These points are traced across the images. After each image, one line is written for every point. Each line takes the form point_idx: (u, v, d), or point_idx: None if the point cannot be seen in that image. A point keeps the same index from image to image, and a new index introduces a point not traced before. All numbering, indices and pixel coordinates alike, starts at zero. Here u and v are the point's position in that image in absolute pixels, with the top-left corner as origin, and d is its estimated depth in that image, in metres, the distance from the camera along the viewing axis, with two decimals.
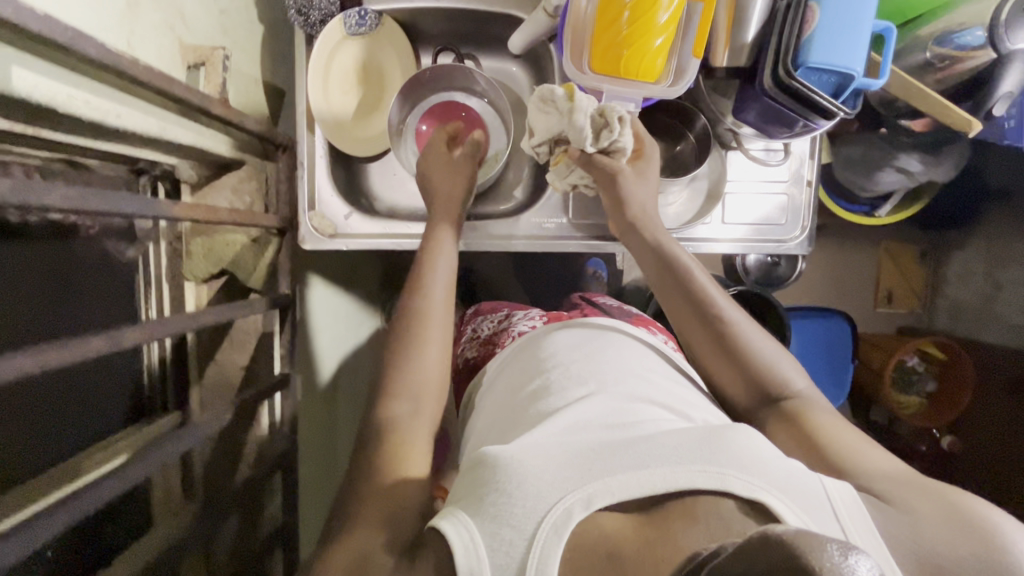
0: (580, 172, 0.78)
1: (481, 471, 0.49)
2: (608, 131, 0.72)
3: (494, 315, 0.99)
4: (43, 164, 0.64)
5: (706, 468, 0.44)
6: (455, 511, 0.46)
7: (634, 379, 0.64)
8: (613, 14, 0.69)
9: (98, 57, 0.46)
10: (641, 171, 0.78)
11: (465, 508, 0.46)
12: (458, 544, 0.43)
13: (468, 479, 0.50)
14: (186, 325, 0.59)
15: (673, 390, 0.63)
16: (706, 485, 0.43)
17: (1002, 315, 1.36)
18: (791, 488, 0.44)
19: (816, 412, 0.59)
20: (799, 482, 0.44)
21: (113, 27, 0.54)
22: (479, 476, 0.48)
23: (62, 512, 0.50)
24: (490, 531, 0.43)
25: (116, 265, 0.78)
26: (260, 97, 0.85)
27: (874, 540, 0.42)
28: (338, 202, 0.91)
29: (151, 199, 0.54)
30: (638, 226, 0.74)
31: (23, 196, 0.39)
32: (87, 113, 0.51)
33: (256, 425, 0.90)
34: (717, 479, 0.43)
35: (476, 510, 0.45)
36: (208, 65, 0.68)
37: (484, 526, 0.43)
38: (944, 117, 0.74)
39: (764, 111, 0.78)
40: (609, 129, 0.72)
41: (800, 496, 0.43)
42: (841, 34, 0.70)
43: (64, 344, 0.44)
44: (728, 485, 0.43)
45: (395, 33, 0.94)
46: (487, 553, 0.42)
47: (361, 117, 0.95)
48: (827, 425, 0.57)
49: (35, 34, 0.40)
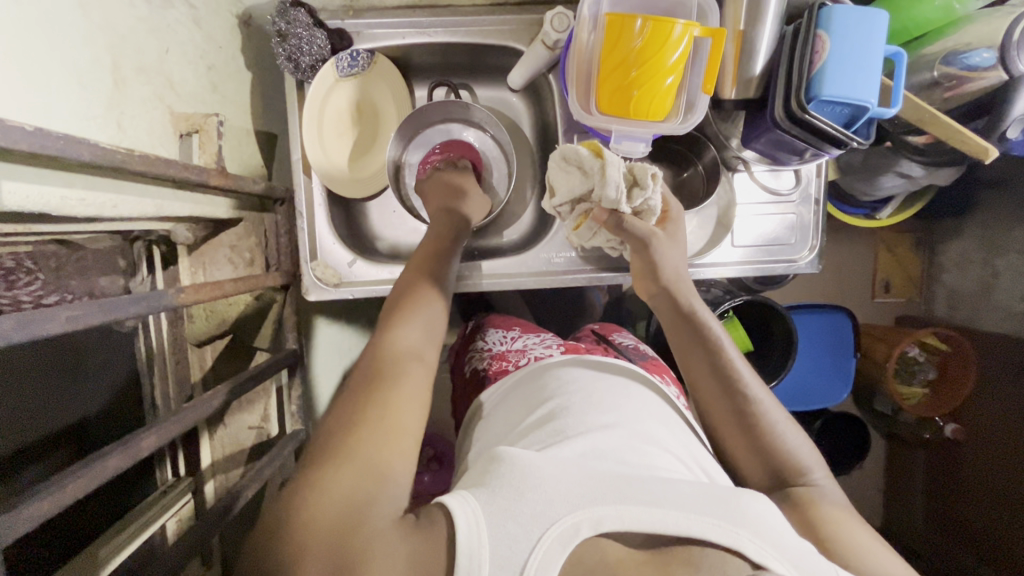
0: (604, 234, 0.76)
1: (496, 468, 0.51)
2: (640, 189, 0.71)
3: (507, 332, 0.96)
4: (34, 250, 0.60)
5: (721, 524, 0.46)
6: (464, 493, 0.48)
7: (648, 419, 0.64)
8: (621, 56, 0.66)
9: (94, 159, 0.43)
10: (672, 233, 0.76)
11: (474, 493, 0.48)
12: (462, 522, 0.45)
13: (480, 473, 0.52)
14: (200, 415, 0.57)
15: (683, 440, 0.63)
16: (718, 539, 0.46)
17: (999, 302, 1.35)
18: (801, 559, 0.46)
19: (819, 501, 0.59)
20: (812, 560, 0.46)
21: (100, 113, 0.51)
22: (493, 471, 0.50)
23: None
24: (496, 523, 0.45)
25: (117, 339, 0.75)
26: (251, 148, 0.82)
27: None
28: (341, 249, 0.88)
29: (154, 291, 0.51)
30: (672, 292, 0.72)
31: (27, 331, 0.37)
32: (82, 210, 0.48)
33: (270, 484, 0.88)
34: (730, 535, 0.46)
35: (485, 497, 0.47)
36: (203, 134, 0.65)
37: (491, 519, 0.45)
38: (959, 143, 0.73)
39: (774, 142, 0.77)
40: (641, 188, 0.71)
41: (807, 568, 0.46)
42: (854, 64, 0.68)
43: (82, 474, 0.41)
44: (740, 544, 0.45)
45: (388, 71, 0.90)
46: (488, 543, 0.44)
47: (358, 159, 0.92)
48: (834, 518, 0.58)
49: (27, 152, 0.37)
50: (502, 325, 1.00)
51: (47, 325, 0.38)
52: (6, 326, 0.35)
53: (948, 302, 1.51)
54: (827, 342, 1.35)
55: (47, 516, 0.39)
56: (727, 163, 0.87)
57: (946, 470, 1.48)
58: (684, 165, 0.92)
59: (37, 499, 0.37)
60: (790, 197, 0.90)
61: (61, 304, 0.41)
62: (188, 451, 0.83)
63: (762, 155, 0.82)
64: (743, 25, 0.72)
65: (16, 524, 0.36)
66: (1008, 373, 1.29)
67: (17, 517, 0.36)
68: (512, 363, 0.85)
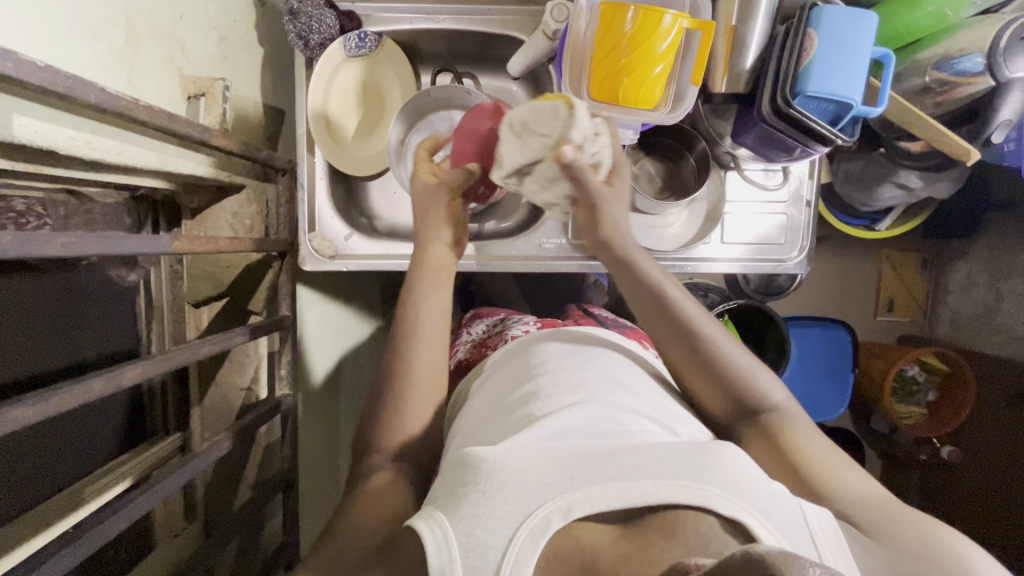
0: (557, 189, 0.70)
1: (464, 470, 0.51)
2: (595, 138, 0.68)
3: (490, 318, 1.02)
4: (45, 197, 0.63)
5: (689, 484, 0.46)
6: (432, 512, 0.48)
7: (622, 389, 0.64)
8: (612, 43, 0.69)
9: (99, 102, 0.45)
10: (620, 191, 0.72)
11: (442, 509, 0.48)
12: (431, 540, 0.45)
13: (451, 478, 0.52)
14: (187, 360, 0.59)
15: (661, 404, 0.64)
16: (688, 500, 0.45)
17: (1003, 326, 1.33)
18: (770, 510, 0.46)
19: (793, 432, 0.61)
20: (783, 508, 0.46)
21: (112, 66, 0.55)
22: (462, 475, 0.50)
23: (83, 540, 0.49)
24: (464, 531, 0.45)
25: (118, 292, 0.79)
26: (258, 120, 0.85)
27: (844, 561, 0.45)
28: (339, 223, 0.91)
29: (154, 235, 0.54)
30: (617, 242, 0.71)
31: (23, 248, 0.40)
32: (87, 153, 0.52)
33: (255, 448, 0.90)
34: (699, 494, 0.45)
35: (453, 510, 0.47)
36: (208, 97, 0.69)
37: (459, 526, 0.45)
38: (942, 144, 0.76)
39: (762, 137, 0.79)
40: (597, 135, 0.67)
41: (781, 518, 0.45)
42: (839, 63, 0.70)
43: (67, 391, 0.44)
44: (710, 502, 0.44)
45: (395, 56, 0.93)
46: (459, 552, 0.44)
47: (360, 138, 0.95)
48: (803, 439, 0.60)
49: (36, 86, 0.40)
50: (488, 314, 1.06)
51: (43, 246, 0.41)
52: (4, 241, 0.38)
53: (951, 324, 1.50)
54: (823, 355, 1.34)
55: (30, 423, 0.41)
56: (718, 159, 0.89)
57: (942, 492, 1.45)
58: (676, 160, 0.93)
59: (21, 405, 0.40)
60: (782, 197, 0.91)
61: (59, 231, 0.43)
62: (179, 405, 0.87)
63: (753, 151, 0.84)
64: (734, 20, 0.74)
65: (6, 421, 0.39)
66: (1007, 397, 1.27)
67: (2, 417, 0.38)
68: (493, 346, 0.91)
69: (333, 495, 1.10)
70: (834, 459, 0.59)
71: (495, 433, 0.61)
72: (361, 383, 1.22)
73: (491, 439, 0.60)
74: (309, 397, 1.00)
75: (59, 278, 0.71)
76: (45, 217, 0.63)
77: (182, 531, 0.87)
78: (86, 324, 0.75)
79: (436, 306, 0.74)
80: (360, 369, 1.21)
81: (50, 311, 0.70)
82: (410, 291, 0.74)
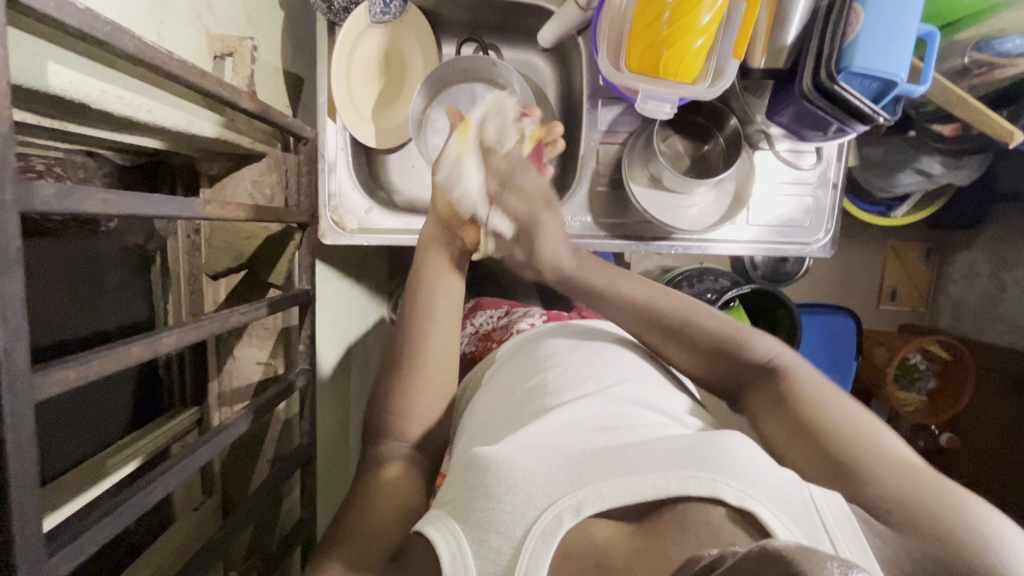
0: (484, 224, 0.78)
1: (472, 471, 0.48)
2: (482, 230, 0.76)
3: (496, 310, 1.01)
4: (64, 157, 0.60)
5: (698, 474, 0.43)
6: (444, 518, 0.45)
7: (631, 383, 0.61)
8: (654, 14, 0.68)
9: (136, 52, 0.42)
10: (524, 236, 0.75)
11: (454, 516, 0.45)
12: (445, 550, 0.43)
13: (459, 478, 0.49)
14: (217, 330, 0.57)
15: (667, 397, 0.61)
16: (697, 492, 0.42)
17: (1006, 316, 1.35)
18: (780, 498, 0.42)
19: (798, 383, 0.59)
20: (788, 498, 0.42)
21: (143, 18, 0.53)
22: (469, 475, 0.48)
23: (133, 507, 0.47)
24: (476, 538, 0.43)
25: (136, 260, 0.76)
26: (278, 87, 0.82)
27: (864, 555, 0.40)
28: (360, 196, 0.89)
29: (187, 199, 0.52)
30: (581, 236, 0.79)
31: (64, 203, 0.37)
32: (118, 108, 0.50)
33: (272, 425, 0.88)
34: (708, 486, 0.42)
35: (465, 515, 0.45)
36: (236, 56, 0.66)
37: (472, 534, 0.43)
38: (984, 126, 0.77)
39: (799, 115, 0.78)
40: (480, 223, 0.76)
41: (789, 504, 0.41)
42: (886, 38, 0.68)
43: (106, 354, 0.42)
44: (719, 492, 0.42)
45: (419, 24, 0.91)
46: (473, 560, 0.42)
47: (383, 109, 0.92)
48: (824, 401, 0.56)
49: (76, 30, 0.37)
50: (491, 305, 1.04)
51: (84, 203, 0.39)
52: (47, 193, 0.36)
53: (953, 314, 1.50)
54: (831, 343, 1.33)
55: (69, 387, 0.39)
56: (749, 138, 0.88)
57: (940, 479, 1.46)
58: (705, 138, 0.91)
59: (65, 368, 0.38)
60: (809, 179, 0.90)
61: (97, 187, 0.41)
62: (196, 377, 0.86)
63: (788, 131, 0.83)
64: None
65: (49, 384, 0.37)
66: (1009, 385, 1.28)
67: (48, 378, 0.37)
68: (499, 340, 0.90)
69: (341, 476, 1.10)
70: (853, 421, 0.53)
71: (504, 426, 0.59)
72: (368, 363, 1.20)
73: (501, 433, 0.58)
74: (324, 374, 0.98)
75: (80, 246, 0.68)
76: (64, 177, 0.59)
77: (199, 506, 0.86)
78: (108, 293, 0.73)
79: (448, 305, 0.72)
80: (368, 349, 1.20)
81: (68, 276, 0.67)
82: (418, 278, 0.74)
